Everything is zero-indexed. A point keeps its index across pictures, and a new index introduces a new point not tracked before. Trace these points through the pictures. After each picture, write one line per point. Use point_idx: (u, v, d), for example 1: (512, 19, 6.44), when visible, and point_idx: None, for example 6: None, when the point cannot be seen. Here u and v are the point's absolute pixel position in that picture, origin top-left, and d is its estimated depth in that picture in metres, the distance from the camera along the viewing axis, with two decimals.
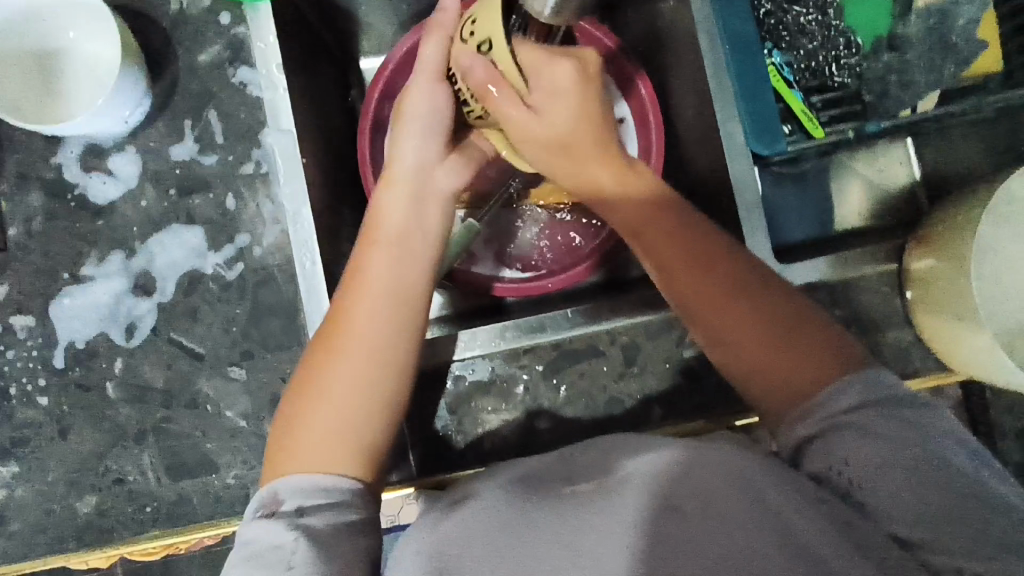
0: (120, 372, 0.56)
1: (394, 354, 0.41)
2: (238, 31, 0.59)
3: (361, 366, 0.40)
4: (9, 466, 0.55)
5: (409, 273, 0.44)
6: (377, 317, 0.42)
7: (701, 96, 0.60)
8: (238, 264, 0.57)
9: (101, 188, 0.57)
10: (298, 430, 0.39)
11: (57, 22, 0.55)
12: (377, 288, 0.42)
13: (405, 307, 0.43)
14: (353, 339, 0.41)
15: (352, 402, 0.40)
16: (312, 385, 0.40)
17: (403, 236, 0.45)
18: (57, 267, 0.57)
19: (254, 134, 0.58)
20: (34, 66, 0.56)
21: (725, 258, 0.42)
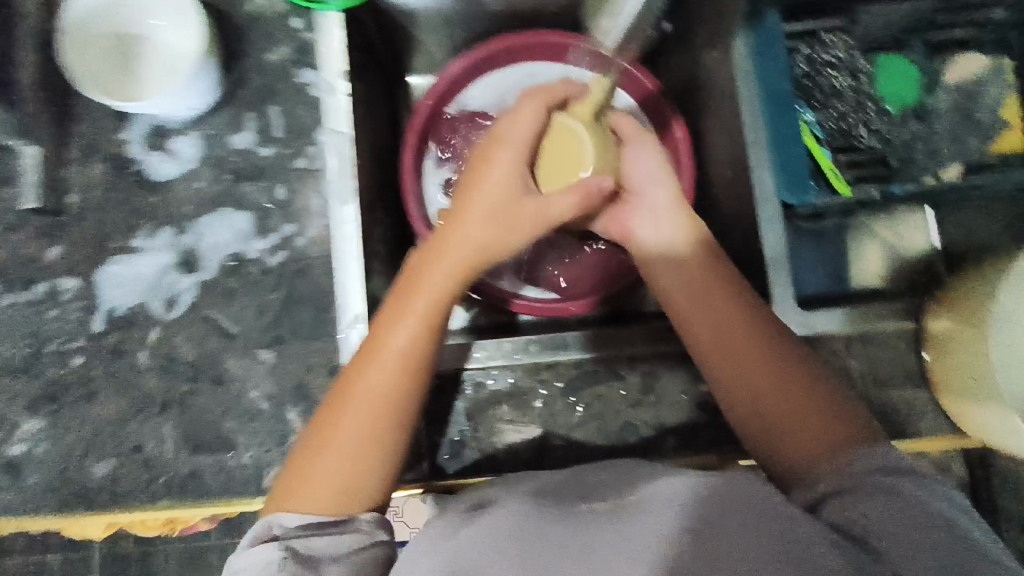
0: (154, 342, 0.57)
1: (403, 411, 0.44)
2: (307, 35, 0.63)
3: (365, 422, 0.43)
4: (34, 422, 0.57)
5: (422, 345, 0.45)
6: (386, 379, 0.44)
7: (735, 143, 0.63)
8: (281, 253, 0.59)
9: (162, 166, 0.60)
10: (308, 472, 0.43)
11: (144, 10, 0.59)
12: (396, 357, 0.44)
13: (413, 372, 0.44)
14: (365, 399, 0.43)
15: (361, 453, 0.43)
16: (326, 434, 0.43)
17: (434, 312, 0.45)
18: (109, 236, 0.59)
19: (311, 131, 0.61)
20: (115, 47, 0.59)
21: (755, 329, 0.47)
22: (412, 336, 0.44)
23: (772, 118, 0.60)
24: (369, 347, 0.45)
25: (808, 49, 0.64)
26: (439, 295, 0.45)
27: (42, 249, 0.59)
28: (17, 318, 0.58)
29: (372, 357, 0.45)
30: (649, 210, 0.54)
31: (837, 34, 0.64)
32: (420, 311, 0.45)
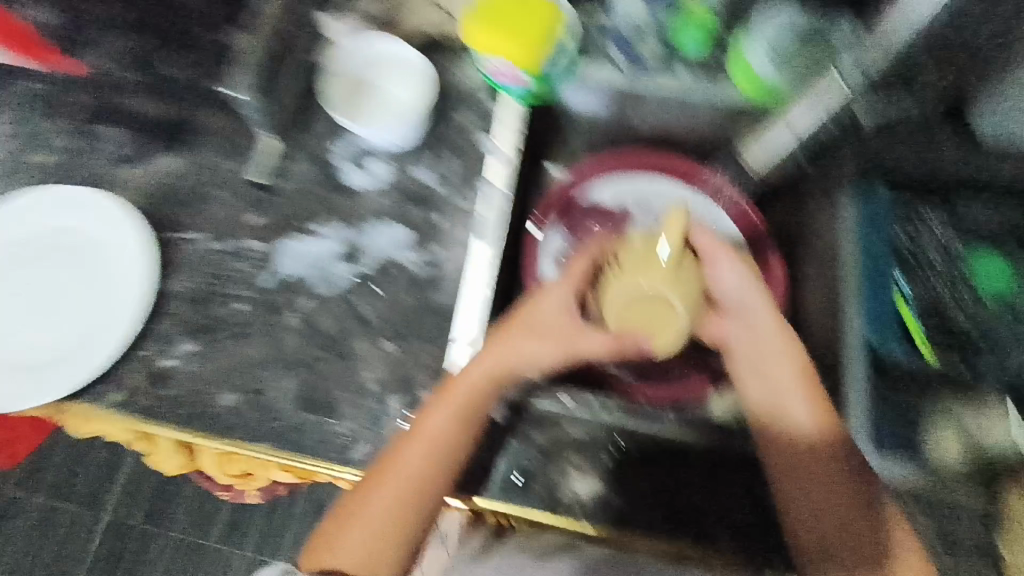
0: (303, 308, 0.68)
1: (429, 489, 0.58)
2: (490, 108, 0.75)
3: (395, 500, 0.58)
4: (189, 344, 0.67)
5: (453, 442, 0.58)
6: (419, 471, 0.58)
7: (834, 284, 0.70)
8: (424, 268, 0.69)
9: (354, 176, 0.73)
10: (352, 522, 0.58)
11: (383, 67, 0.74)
12: (431, 447, 0.58)
13: (440, 467, 0.58)
14: (403, 477, 0.58)
15: (392, 517, 0.58)
16: (370, 495, 0.58)
17: (468, 416, 0.58)
18: (295, 218, 0.72)
19: (476, 180, 0.73)
20: (352, 86, 0.74)
21: (833, 460, 0.57)
22: (446, 435, 0.58)
23: (868, 271, 0.68)
24: (415, 434, 0.59)
25: (914, 227, 0.72)
26: (470, 413, 0.59)
27: (243, 213, 0.72)
28: (207, 261, 0.71)
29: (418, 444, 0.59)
30: (746, 327, 0.59)
31: (941, 222, 0.72)
32: (457, 415, 0.58)
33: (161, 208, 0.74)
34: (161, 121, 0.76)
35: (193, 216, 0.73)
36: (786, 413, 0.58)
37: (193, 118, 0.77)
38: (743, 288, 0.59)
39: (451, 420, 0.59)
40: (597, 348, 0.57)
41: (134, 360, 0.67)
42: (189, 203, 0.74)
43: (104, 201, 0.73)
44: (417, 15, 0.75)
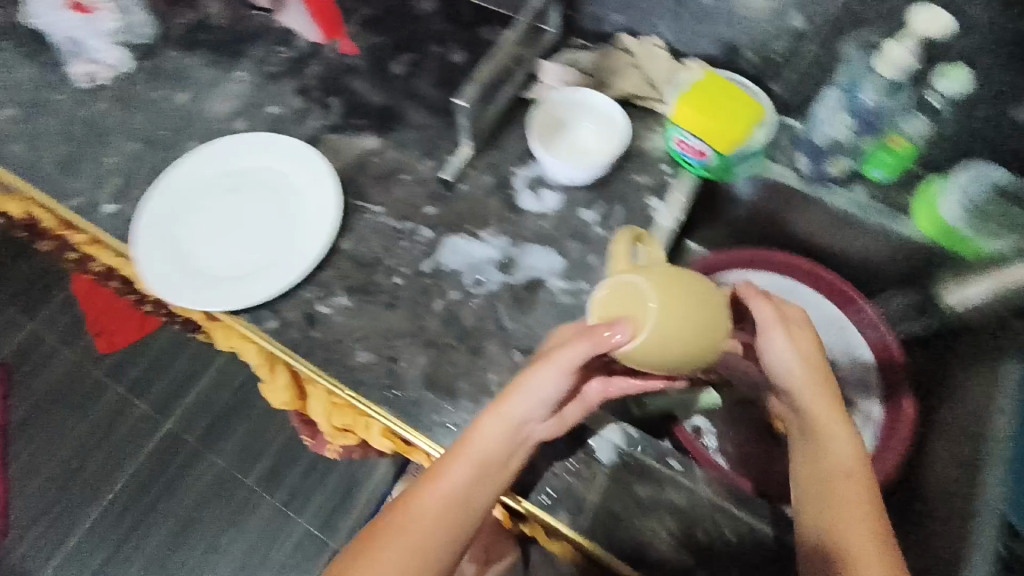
0: (451, 299, 0.73)
1: (453, 532, 0.56)
2: (669, 178, 0.80)
3: (404, 565, 0.53)
4: (344, 297, 0.74)
5: (474, 486, 0.57)
6: (433, 542, 0.55)
7: (974, 443, 0.65)
8: (568, 296, 0.73)
9: (527, 199, 0.79)
10: (359, 570, 0.53)
11: (582, 115, 0.82)
12: (449, 497, 0.56)
13: (453, 519, 0.56)
14: (416, 520, 0.55)
15: (413, 566, 0.54)
16: (380, 543, 0.55)
17: (488, 464, 0.57)
18: (467, 219, 0.78)
19: (638, 233, 0.77)
20: (550, 123, 0.82)
21: (880, 552, 0.51)
22: (467, 482, 0.57)
23: (1021, 442, 0.63)
24: (427, 479, 0.57)
25: None
26: (472, 493, 0.57)
27: (423, 202, 0.80)
28: (379, 231, 0.78)
29: (405, 527, 0.55)
30: (782, 370, 0.57)
31: None
32: (471, 467, 0.57)
33: (354, 174, 0.82)
34: (378, 108, 0.87)
35: (378, 190, 0.81)
36: (833, 488, 0.55)
37: (404, 110, 0.87)
38: (795, 363, 0.57)
39: (455, 474, 0.57)
40: (580, 358, 0.53)
41: (294, 298, 0.74)
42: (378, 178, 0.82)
43: (308, 152, 0.81)
44: (625, 80, 0.83)
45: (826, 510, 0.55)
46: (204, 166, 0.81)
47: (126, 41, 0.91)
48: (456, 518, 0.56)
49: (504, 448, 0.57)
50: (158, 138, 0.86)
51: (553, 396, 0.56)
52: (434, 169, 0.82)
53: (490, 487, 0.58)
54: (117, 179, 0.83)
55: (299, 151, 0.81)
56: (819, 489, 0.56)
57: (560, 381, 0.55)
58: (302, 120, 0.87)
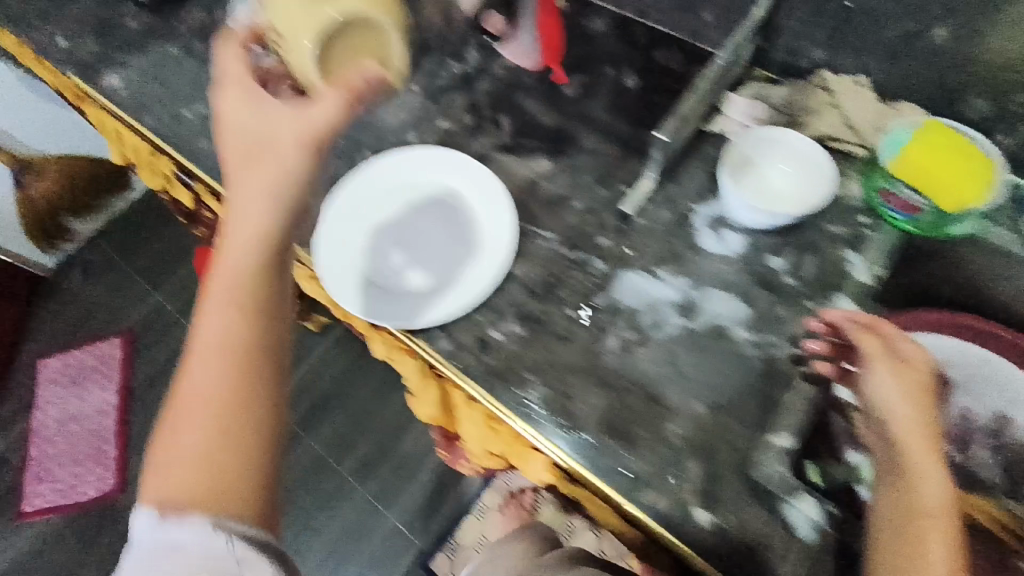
0: (627, 340, 0.71)
1: (235, 402, 0.50)
2: (866, 231, 0.73)
3: (215, 383, 0.50)
4: (517, 327, 0.73)
5: (242, 329, 0.53)
6: (229, 337, 0.52)
7: None
8: (753, 350, 0.70)
9: (707, 240, 0.75)
10: (157, 470, 0.48)
11: (776, 156, 0.76)
12: (196, 399, 0.50)
13: (245, 363, 0.51)
14: (186, 399, 0.50)
15: (212, 457, 0.48)
16: (163, 454, 0.48)
17: (231, 350, 0.51)
18: (643, 256, 0.75)
19: (831, 289, 0.71)
20: (739, 162, 0.76)
21: None
22: (206, 373, 0.50)
23: None
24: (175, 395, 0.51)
25: None
26: (255, 266, 0.55)
27: (597, 233, 0.77)
28: (552, 260, 0.76)
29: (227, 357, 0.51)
30: (883, 401, 0.62)
31: None
32: (242, 168, 0.59)
33: (526, 198, 0.81)
34: (549, 129, 0.85)
35: (550, 217, 0.79)
36: (918, 520, 0.55)
37: (576, 133, 0.84)
38: (892, 393, 0.62)
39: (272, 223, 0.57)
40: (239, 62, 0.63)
41: (468, 322, 0.74)
42: (551, 204, 0.80)
43: (480, 172, 0.81)
44: (823, 120, 0.77)
45: (900, 543, 0.54)
46: (374, 178, 0.81)
47: None
48: (250, 356, 0.52)
49: (229, 325, 0.52)
50: (331, 143, 0.87)
51: (262, 211, 0.57)
52: (608, 199, 0.79)
53: (278, 215, 0.58)
54: None
55: (470, 169, 0.81)
56: (900, 530, 0.55)
57: (331, 96, 0.61)
58: (472, 137, 0.86)
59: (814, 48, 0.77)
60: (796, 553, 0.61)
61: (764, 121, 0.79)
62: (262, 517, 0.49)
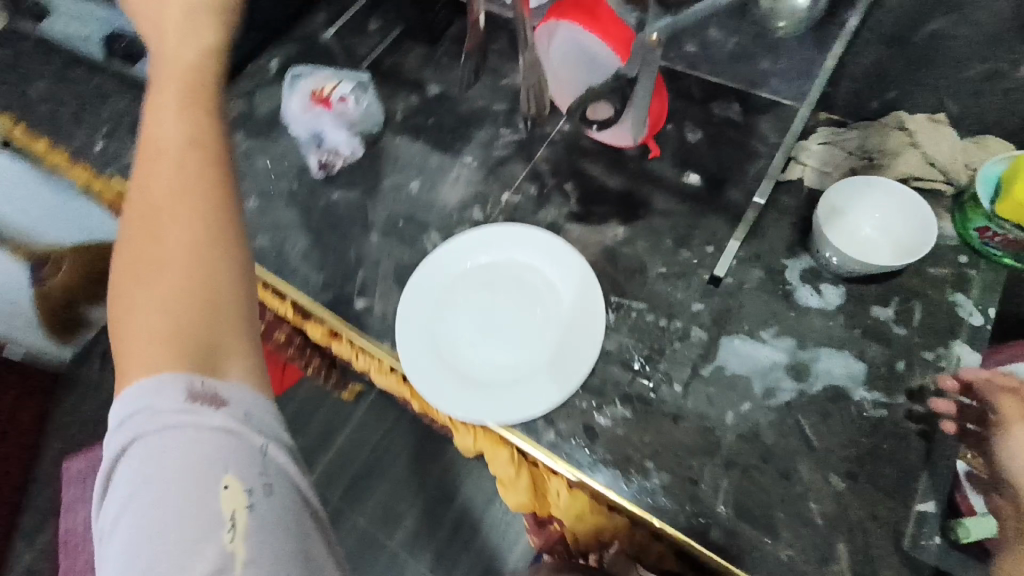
0: (743, 411, 0.67)
1: (213, 194, 0.49)
2: (968, 270, 0.72)
3: (192, 234, 0.47)
4: (624, 408, 0.69)
5: (194, 128, 0.51)
6: (187, 183, 0.49)
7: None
8: (881, 411, 0.65)
9: (806, 295, 0.72)
10: (130, 333, 0.46)
11: (868, 205, 0.74)
12: (168, 192, 0.48)
13: (215, 191, 0.49)
14: (161, 202, 0.48)
15: (168, 277, 0.46)
16: (137, 279, 0.47)
17: (192, 147, 0.50)
18: (743, 318, 0.72)
19: (946, 336, 0.68)
20: (830, 211, 0.74)
21: None
22: (174, 172, 0.49)
23: None
24: (133, 205, 0.49)
25: None
26: (197, 68, 0.53)
27: (690, 299, 0.74)
28: (646, 331, 0.73)
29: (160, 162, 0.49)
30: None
31: None
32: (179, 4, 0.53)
33: (608, 267, 0.78)
34: (618, 193, 0.83)
35: (637, 285, 0.76)
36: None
37: (646, 195, 0.82)
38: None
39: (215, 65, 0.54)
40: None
41: (570, 406, 0.70)
42: (634, 272, 0.77)
43: (555, 244, 0.77)
44: (905, 161, 0.75)
45: None
46: (448, 264, 0.78)
47: (363, 131, 0.88)
48: (217, 177, 0.50)
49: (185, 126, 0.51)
50: (394, 228, 0.85)
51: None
52: (694, 261, 0.76)
53: (211, 37, 0.54)
54: (362, 271, 0.81)
55: (544, 242, 0.78)
56: None
57: None
58: (539, 207, 0.83)
59: (887, 90, 0.76)
60: None
61: (841, 168, 0.78)
62: (264, 380, 0.49)
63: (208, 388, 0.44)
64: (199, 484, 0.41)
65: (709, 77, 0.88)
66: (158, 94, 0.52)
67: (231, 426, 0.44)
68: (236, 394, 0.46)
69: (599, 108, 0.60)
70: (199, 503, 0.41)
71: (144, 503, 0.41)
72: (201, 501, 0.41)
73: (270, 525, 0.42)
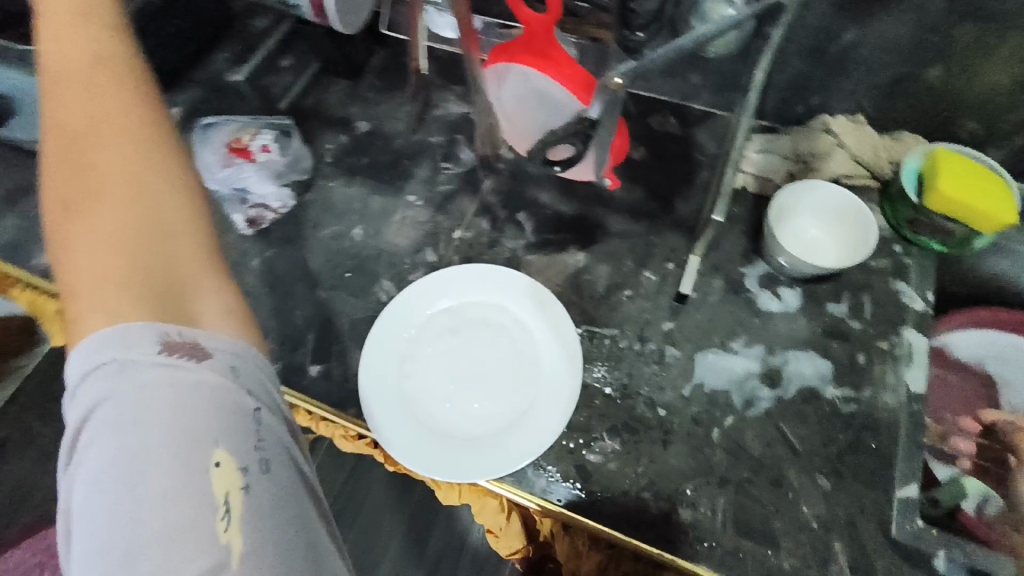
0: (728, 426, 0.68)
1: (157, 144, 0.50)
2: (904, 259, 0.77)
3: (129, 168, 0.48)
4: (612, 440, 0.67)
5: (130, 82, 0.51)
6: (131, 126, 0.49)
7: None
8: (851, 404, 0.69)
9: (768, 301, 0.75)
10: (74, 274, 0.44)
11: (810, 209, 0.78)
12: (105, 133, 0.48)
13: (153, 135, 0.50)
14: (101, 155, 0.47)
15: (123, 232, 0.45)
16: (77, 223, 0.45)
17: (113, 88, 0.50)
18: (712, 332, 0.74)
19: (894, 324, 0.73)
20: (778, 215, 0.77)
21: None
22: (82, 99, 0.49)
23: None
24: (67, 152, 0.47)
25: None
26: (111, 36, 0.53)
27: (660, 318, 0.75)
28: (622, 357, 0.72)
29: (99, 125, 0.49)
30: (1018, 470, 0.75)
31: None
32: (66, 16, 0.52)
33: (575, 296, 0.77)
34: (573, 218, 0.82)
35: (606, 312, 0.75)
36: None
37: (600, 217, 0.82)
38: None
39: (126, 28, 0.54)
40: None
41: (557, 447, 0.67)
42: (601, 298, 0.76)
43: (520, 282, 0.74)
44: (836, 161, 0.79)
45: None
46: (409, 315, 0.73)
47: (291, 180, 0.83)
48: (159, 136, 0.50)
49: (107, 56, 0.52)
50: (342, 280, 0.78)
51: None
52: (656, 280, 0.77)
53: None
54: (313, 332, 0.75)
55: (509, 281, 0.74)
56: None
57: None
58: (495, 243, 0.81)
59: (811, 96, 0.80)
60: None
61: (780, 174, 0.81)
62: (248, 334, 0.48)
63: (185, 338, 0.43)
64: (189, 460, 0.39)
65: (642, 92, 0.88)
66: (76, 58, 0.51)
67: (222, 387, 0.42)
68: (220, 345, 0.45)
69: (559, 149, 0.68)
70: (189, 471, 0.38)
71: (123, 460, 0.38)
72: (188, 477, 0.38)
73: (268, 505, 0.41)
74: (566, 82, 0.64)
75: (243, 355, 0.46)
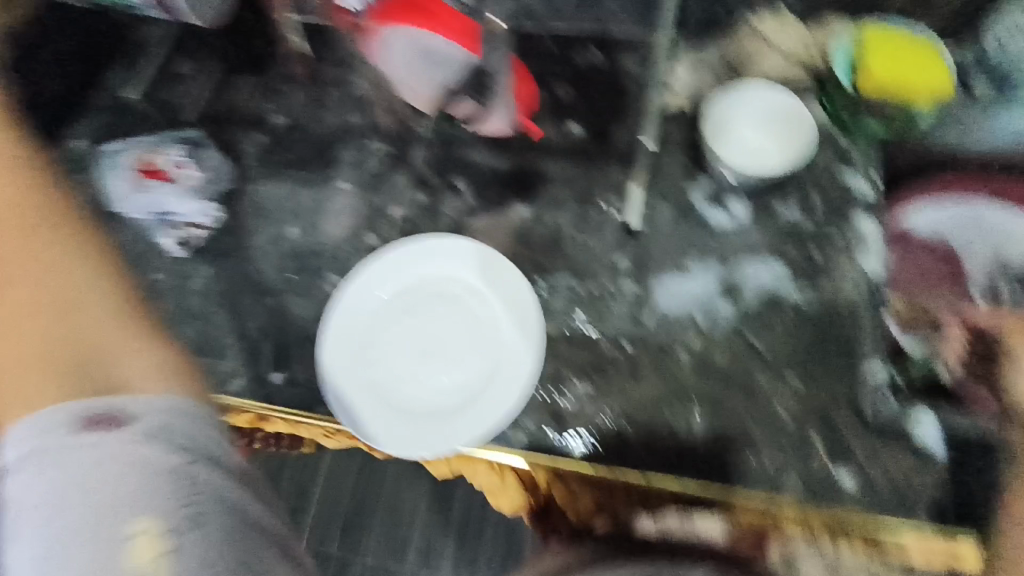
0: (694, 346, 0.68)
1: (62, 238, 0.56)
2: (848, 145, 0.76)
3: (38, 269, 0.54)
4: (583, 385, 0.67)
5: (29, 185, 0.58)
6: (35, 229, 0.56)
7: None
8: (813, 301, 0.69)
9: (716, 214, 0.74)
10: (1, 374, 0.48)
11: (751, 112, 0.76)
12: (11, 240, 0.55)
13: (57, 231, 0.56)
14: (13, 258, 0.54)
15: (47, 329, 0.51)
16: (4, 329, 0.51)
17: (15, 197, 0.57)
18: (667, 257, 0.73)
19: (845, 212, 0.73)
20: (719, 123, 0.76)
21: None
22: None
23: None
24: None
25: None
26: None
27: (612, 255, 0.73)
28: (581, 301, 0.71)
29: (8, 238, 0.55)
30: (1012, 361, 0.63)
31: None
32: None
33: (525, 250, 0.75)
34: (509, 171, 0.79)
35: (558, 260, 0.74)
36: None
37: (537, 163, 0.79)
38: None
39: (13, 129, 0.61)
40: None
41: (532, 402, 0.67)
42: (550, 247, 0.75)
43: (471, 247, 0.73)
44: (766, 63, 0.79)
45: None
46: (366, 300, 0.71)
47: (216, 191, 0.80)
48: (71, 234, 0.57)
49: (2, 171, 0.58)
50: (288, 282, 0.76)
51: None
52: (602, 216, 0.75)
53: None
54: (268, 341, 0.73)
55: (460, 249, 0.73)
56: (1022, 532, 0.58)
57: None
58: (435, 213, 0.79)
59: None
60: (947, 470, 0.63)
61: (715, 86, 0.78)
62: (180, 387, 0.51)
63: (110, 409, 0.46)
64: (118, 514, 0.41)
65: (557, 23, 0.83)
66: None
67: (138, 451, 0.44)
68: (143, 403, 0.48)
69: (460, 105, 0.79)
70: (119, 523, 0.41)
71: (60, 532, 0.41)
72: (119, 528, 0.41)
73: (204, 541, 0.43)
74: (462, 44, 0.73)
75: (176, 412, 0.48)
